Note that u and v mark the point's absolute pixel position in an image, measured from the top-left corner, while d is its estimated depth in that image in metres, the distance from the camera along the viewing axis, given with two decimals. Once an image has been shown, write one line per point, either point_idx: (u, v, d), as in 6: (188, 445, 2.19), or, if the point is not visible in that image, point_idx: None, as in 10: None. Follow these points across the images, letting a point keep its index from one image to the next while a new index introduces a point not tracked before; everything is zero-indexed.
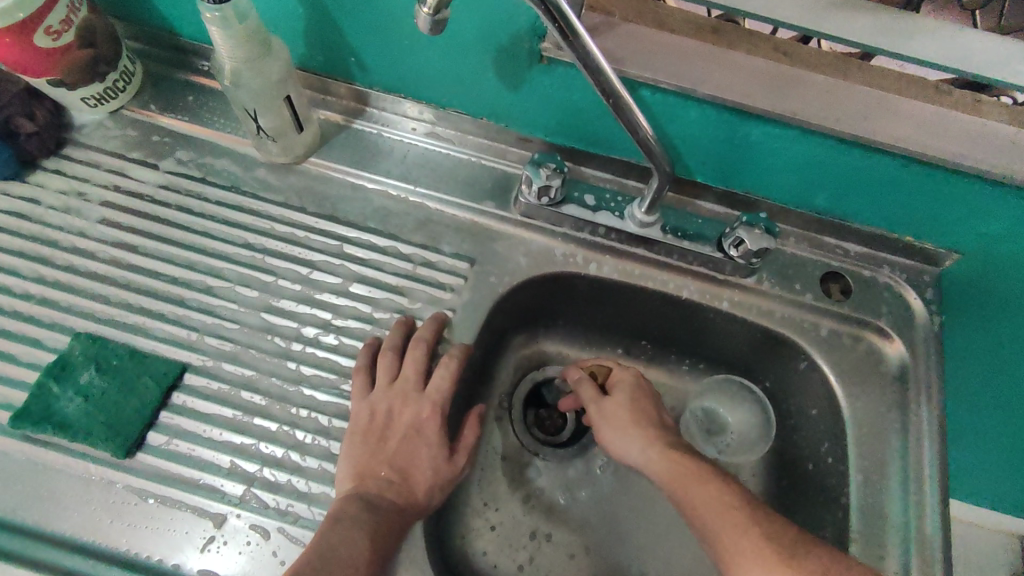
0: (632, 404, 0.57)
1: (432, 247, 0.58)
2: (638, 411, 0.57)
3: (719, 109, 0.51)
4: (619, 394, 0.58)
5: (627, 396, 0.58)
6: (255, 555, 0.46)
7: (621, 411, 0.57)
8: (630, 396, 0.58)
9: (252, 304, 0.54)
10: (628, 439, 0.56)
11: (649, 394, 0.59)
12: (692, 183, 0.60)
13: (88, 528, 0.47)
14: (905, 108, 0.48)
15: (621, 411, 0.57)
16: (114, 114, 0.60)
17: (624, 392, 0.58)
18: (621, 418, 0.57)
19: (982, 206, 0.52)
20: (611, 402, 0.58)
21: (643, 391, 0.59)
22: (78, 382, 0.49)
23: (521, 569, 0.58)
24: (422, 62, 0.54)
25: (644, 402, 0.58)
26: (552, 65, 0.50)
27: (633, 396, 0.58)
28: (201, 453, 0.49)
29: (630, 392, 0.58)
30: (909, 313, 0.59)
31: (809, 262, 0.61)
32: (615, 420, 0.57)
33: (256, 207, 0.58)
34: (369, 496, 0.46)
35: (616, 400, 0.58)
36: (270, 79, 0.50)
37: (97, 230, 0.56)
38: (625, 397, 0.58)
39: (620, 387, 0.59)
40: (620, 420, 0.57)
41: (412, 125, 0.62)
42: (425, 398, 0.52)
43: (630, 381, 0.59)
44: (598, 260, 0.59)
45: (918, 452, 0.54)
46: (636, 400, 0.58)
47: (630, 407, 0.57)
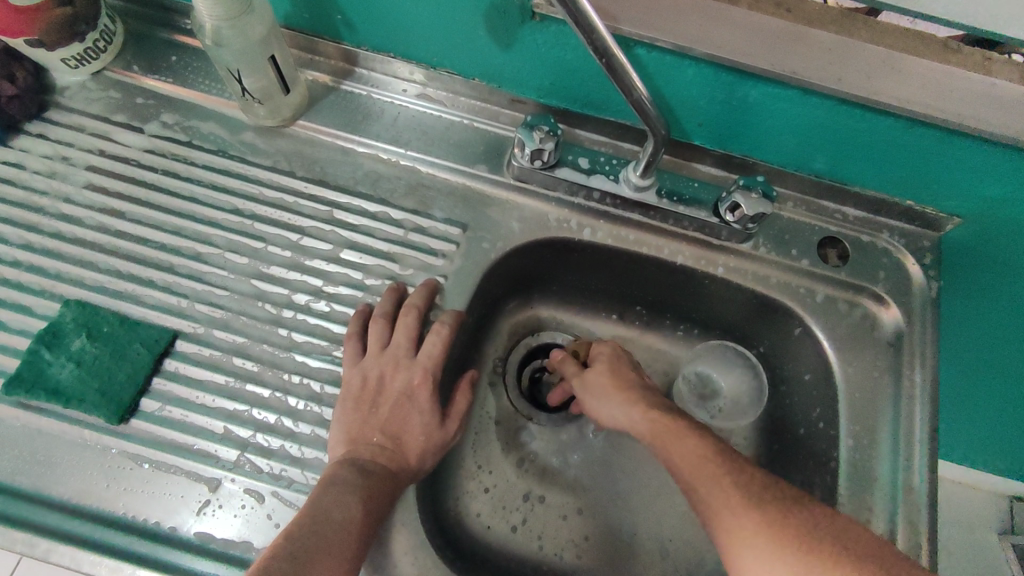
0: (611, 370, 0.56)
1: (424, 212, 0.57)
2: (620, 375, 0.55)
3: (717, 69, 0.49)
4: (599, 363, 0.56)
5: (606, 366, 0.56)
6: (250, 518, 0.47)
7: (602, 375, 0.55)
8: (609, 365, 0.56)
9: (242, 271, 0.54)
10: (609, 402, 0.54)
11: (630, 364, 0.58)
12: (690, 146, 0.58)
13: (86, 492, 0.48)
14: (911, 67, 0.46)
15: (602, 377, 0.55)
16: (96, 76, 0.59)
17: (604, 362, 0.57)
18: (601, 384, 0.55)
19: (985, 170, 0.50)
20: (592, 371, 0.56)
21: (622, 360, 0.57)
22: (69, 348, 0.49)
23: (514, 530, 0.59)
24: (410, 19, 0.52)
25: (624, 369, 0.56)
26: (545, 22, 0.48)
27: (612, 365, 0.56)
28: (194, 419, 0.49)
29: (611, 361, 0.57)
30: (906, 279, 0.58)
31: (807, 226, 0.60)
32: (597, 387, 0.55)
33: (243, 172, 0.57)
34: (360, 460, 0.46)
35: (596, 369, 0.56)
36: (252, 38, 0.48)
37: (83, 196, 0.55)
38: (605, 366, 0.56)
39: (598, 360, 0.57)
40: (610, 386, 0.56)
41: (403, 86, 0.60)
42: (416, 365, 0.52)
43: (608, 353, 0.58)
44: (592, 226, 0.58)
45: (910, 417, 0.54)
46: (616, 366, 0.56)
47: (609, 372, 0.55)
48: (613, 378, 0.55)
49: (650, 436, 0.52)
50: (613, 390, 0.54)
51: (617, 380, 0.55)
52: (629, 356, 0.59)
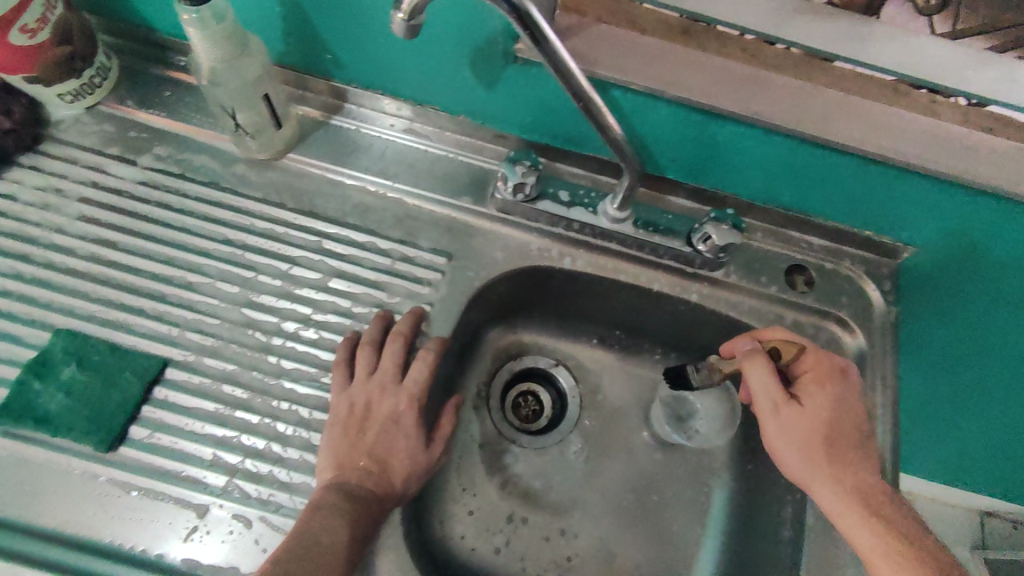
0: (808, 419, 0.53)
1: (410, 242, 0.59)
2: (833, 433, 0.53)
3: (688, 110, 0.52)
4: (815, 408, 0.53)
5: (818, 411, 0.53)
6: (238, 543, 0.48)
7: (813, 421, 0.53)
8: (829, 412, 0.53)
9: (232, 299, 0.55)
10: (816, 467, 0.52)
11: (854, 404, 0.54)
12: (663, 180, 0.62)
13: (73, 520, 0.48)
14: (862, 110, 0.51)
15: (812, 428, 0.53)
16: (91, 110, 0.60)
17: (819, 405, 0.53)
18: (811, 437, 0.53)
19: (937, 204, 0.54)
20: (808, 413, 0.53)
21: (839, 403, 0.54)
22: (60, 377, 0.50)
23: (498, 552, 0.61)
24: (400, 61, 0.55)
25: (840, 415, 0.53)
26: (526, 65, 0.51)
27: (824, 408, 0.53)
28: (183, 445, 0.50)
29: (828, 406, 0.53)
30: (868, 304, 0.61)
31: (774, 255, 0.63)
32: (801, 439, 0.53)
33: (234, 203, 0.59)
34: (348, 485, 0.47)
35: (808, 415, 0.53)
36: (248, 78, 0.51)
37: (75, 227, 0.57)
38: (823, 412, 0.53)
39: (816, 399, 0.54)
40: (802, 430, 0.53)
41: (391, 122, 0.62)
42: (402, 390, 0.53)
43: (825, 388, 0.54)
44: (573, 254, 0.61)
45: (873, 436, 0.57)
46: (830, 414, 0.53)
47: (827, 424, 0.53)
48: (826, 431, 0.53)
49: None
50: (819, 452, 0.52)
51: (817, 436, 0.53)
52: (848, 385, 0.54)
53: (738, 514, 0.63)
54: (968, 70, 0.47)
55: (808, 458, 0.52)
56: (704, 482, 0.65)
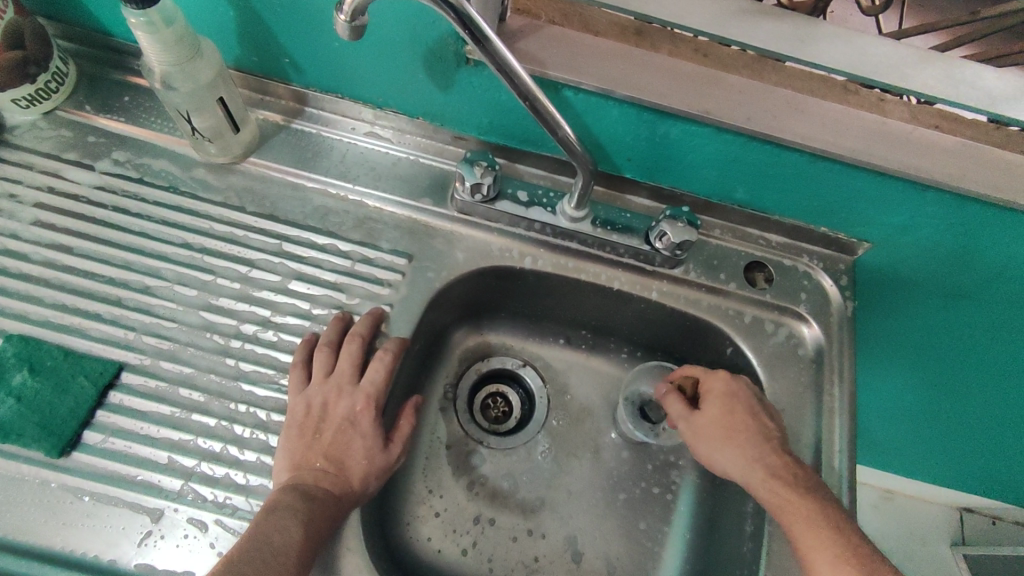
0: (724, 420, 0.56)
1: (371, 243, 0.59)
2: (733, 420, 0.55)
3: (639, 109, 0.53)
4: (711, 405, 0.57)
5: (719, 408, 0.56)
6: (193, 547, 0.47)
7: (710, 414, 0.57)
8: (722, 404, 0.56)
9: (190, 303, 0.55)
10: (726, 454, 0.55)
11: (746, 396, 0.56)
12: (622, 179, 0.62)
13: (23, 527, 0.47)
14: (810, 108, 0.52)
15: (713, 422, 0.56)
16: (48, 115, 0.60)
17: (715, 404, 0.57)
18: (712, 431, 0.56)
19: (886, 199, 0.55)
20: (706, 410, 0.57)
21: (737, 398, 0.56)
22: (11, 383, 0.50)
23: (465, 553, 0.61)
24: (355, 63, 0.55)
25: (736, 408, 0.56)
26: (478, 66, 0.51)
27: (726, 405, 0.56)
28: (138, 450, 0.50)
29: (723, 400, 0.56)
30: (825, 299, 0.62)
31: (733, 252, 0.64)
32: (709, 435, 0.56)
33: (192, 207, 0.59)
34: (303, 486, 0.47)
35: (708, 413, 0.57)
36: (201, 82, 0.51)
37: (30, 232, 0.56)
38: (718, 406, 0.56)
39: (710, 398, 0.57)
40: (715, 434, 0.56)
41: (352, 125, 0.63)
42: (360, 391, 0.53)
43: (719, 388, 0.57)
44: (534, 254, 0.62)
45: (831, 429, 0.58)
46: (726, 408, 0.56)
47: (723, 415, 0.56)
48: (723, 425, 0.56)
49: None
50: (724, 442, 0.55)
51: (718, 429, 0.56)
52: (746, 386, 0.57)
53: (704, 510, 0.63)
54: (909, 68, 0.48)
55: (721, 449, 0.55)
56: (670, 480, 0.65)
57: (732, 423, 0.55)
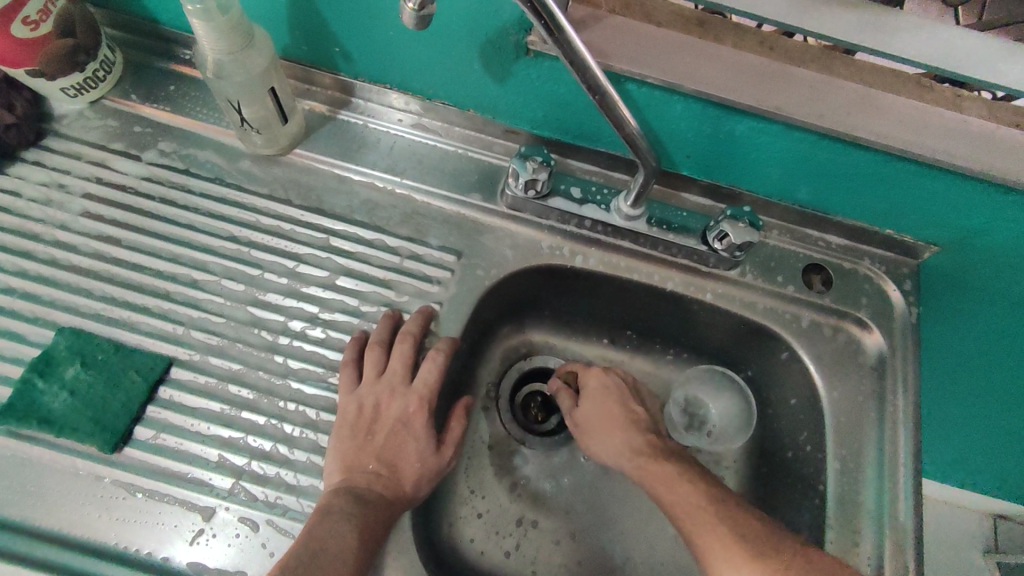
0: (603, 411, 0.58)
1: (419, 239, 0.58)
2: (607, 413, 0.58)
3: (706, 104, 0.51)
4: (588, 402, 0.59)
5: (593, 403, 0.59)
6: (244, 547, 0.47)
7: (590, 408, 0.59)
8: (598, 403, 0.59)
9: (238, 298, 0.54)
10: (602, 443, 0.57)
11: (619, 389, 0.60)
12: (677, 176, 0.60)
13: (76, 522, 0.47)
14: (886, 105, 0.49)
15: (591, 415, 0.58)
16: (95, 104, 0.59)
17: (593, 399, 0.59)
18: (592, 423, 0.58)
19: (961, 201, 0.53)
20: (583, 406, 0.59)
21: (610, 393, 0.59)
22: (63, 376, 0.49)
23: (508, 555, 0.60)
24: (408, 53, 0.53)
25: (611, 402, 0.59)
26: (538, 58, 0.49)
27: (600, 402, 0.59)
28: (188, 447, 0.49)
29: (600, 399, 0.59)
30: (887, 304, 0.60)
31: (791, 253, 0.61)
32: (591, 428, 0.58)
33: (240, 200, 0.58)
34: (357, 488, 0.47)
35: (589, 409, 0.59)
36: (253, 72, 0.49)
37: (79, 223, 0.56)
38: (592, 403, 0.59)
39: (587, 395, 0.60)
40: (602, 428, 0.58)
41: (399, 116, 0.61)
42: (412, 392, 0.52)
43: (596, 385, 0.60)
44: (584, 252, 0.60)
45: (894, 440, 0.55)
46: (604, 402, 0.59)
47: (598, 410, 0.58)
48: (601, 415, 0.58)
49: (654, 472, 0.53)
50: (604, 430, 0.57)
51: (610, 411, 0.58)
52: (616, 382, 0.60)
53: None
54: (1000, 62, 0.46)
55: (598, 437, 0.58)
56: None
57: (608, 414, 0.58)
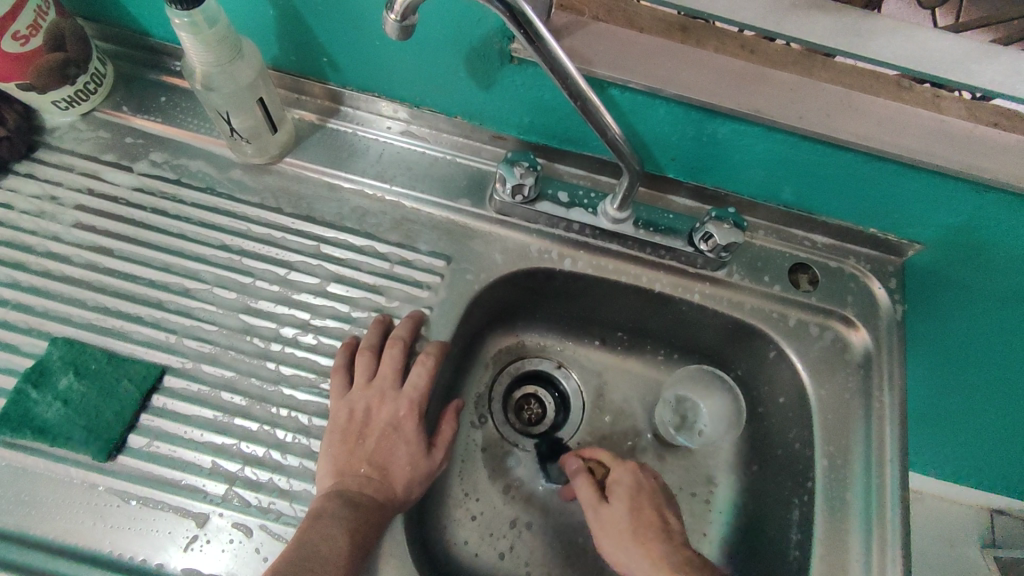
0: (631, 509, 0.55)
1: (408, 245, 0.59)
2: (642, 517, 0.54)
3: (687, 108, 0.51)
4: (618, 499, 0.56)
5: (627, 502, 0.55)
6: (238, 552, 0.47)
7: (624, 507, 0.55)
8: (628, 500, 0.55)
9: (230, 306, 0.55)
10: (632, 551, 0.53)
11: (655, 493, 0.57)
12: (663, 179, 0.61)
13: (70, 530, 0.48)
14: (865, 106, 0.50)
15: (621, 522, 0.54)
16: (86, 116, 0.60)
17: (624, 497, 0.56)
18: (619, 529, 0.54)
19: (942, 199, 0.53)
20: (614, 504, 0.56)
21: (641, 490, 0.56)
22: (57, 386, 0.50)
23: (503, 557, 0.60)
24: (395, 62, 0.54)
25: (645, 504, 0.55)
26: (522, 65, 0.50)
27: (633, 499, 0.55)
28: (182, 454, 0.50)
29: (629, 494, 0.56)
30: (873, 303, 0.61)
31: (777, 253, 0.62)
32: (615, 532, 0.54)
33: (231, 208, 0.58)
34: (348, 492, 0.47)
35: (616, 508, 0.55)
36: (242, 82, 0.50)
37: (72, 235, 0.56)
38: (625, 504, 0.55)
39: (618, 491, 0.56)
40: (619, 531, 0.54)
41: (388, 124, 0.62)
42: (403, 396, 0.53)
43: (629, 481, 0.57)
44: (573, 256, 0.60)
45: (880, 435, 0.56)
46: (636, 503, 0.55)
47: (629, 513, 0.55)
48: (635, 519, 0.54)
49: (682, 552, 0.52)
50: (638, 535, 0.53)
51: (648, 511, 0.55)
52: (650, 477, 0.58)
53: (733, 574, 0.61)
54: (974, 62, 0.46)
55: (625, 546, 0.54)
56: (709, 486, 0.64)
57: (640, 520, 0.54)
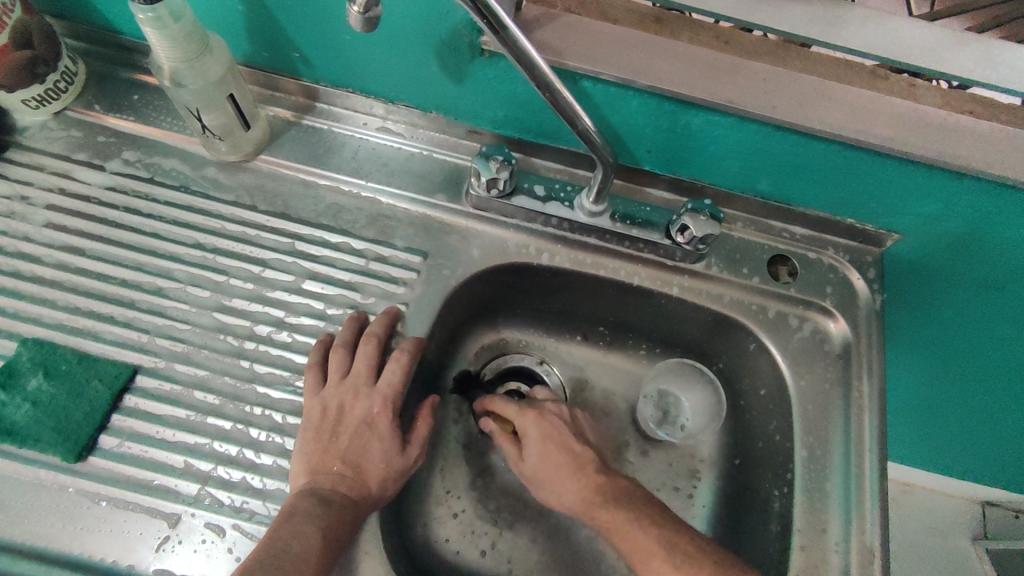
0: (544, 457, 0.56)
1: (384, 241, 0.58)
2: (554, 463, 0.55)
3: (660, 99, 0.51)
4: (531, 451, 0.56)
5: (537, 454, 0.56)
6: (210, 553, 0.47)
7: (537, 456, 0.56)
8: (540, 448, 0.56)
9: (203, 304, 0.54)
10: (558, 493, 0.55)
11: (559, 431, 0.57)
12: (641, 172, 0.61)
13: (41, 533, 0.47)
14: (837, 95, 0.50)
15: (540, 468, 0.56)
16: (58, 116, 0.59)
17: (535, 447, 0.56)
18: (544, 476, 0.56)
19: (917, 188, 0.53)
20: (528, 456, 0.57)
21: (547, 436, 0.56)
22: (26, 388, 0.49)
23: (484, 555, 0.60)
24: (367, 57, 0.54)
25: (553, 449, 0.56)
26: (493, 58, 0.50)
27: (542, 449, 0.56)
28: (154, 454, 0.49)
29: (538, 443, 0.56)
30: (853, 293, 0.60)
31: (756, 245, 0.62)
32: (543, 478, 0.56)
33: (204, 206, 0.58)
34: (320, 490, 0.47)
35: (534, 460, 0.56)
36: (210, 79, 0.49)
37: (43, 234, 0.56)
38: (536, 452, 0.56)
39: (528, 442, 0.57)
40: (545, 476, 0.56)
41: (364, 120, 0.61)
42: (377, 392, 0.52)
43: (533, 432, 0.57)
44: (550, 250, 0.60)
45: (860, 426, 0.56)
46: (545, 451, 0.56)
47: (544, 459, 0.56)
48: (548, 465, 0.55)
49: None
50: (556, 478, 0.55)
51: (555, 458, 0.55)
52: (553, 416, 0.57)
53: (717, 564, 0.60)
54: (945, 50, 0.46)
55: (555, 489, 0.55)
56: (693, 481, 0.64)
57: (557, 466, 0.55)
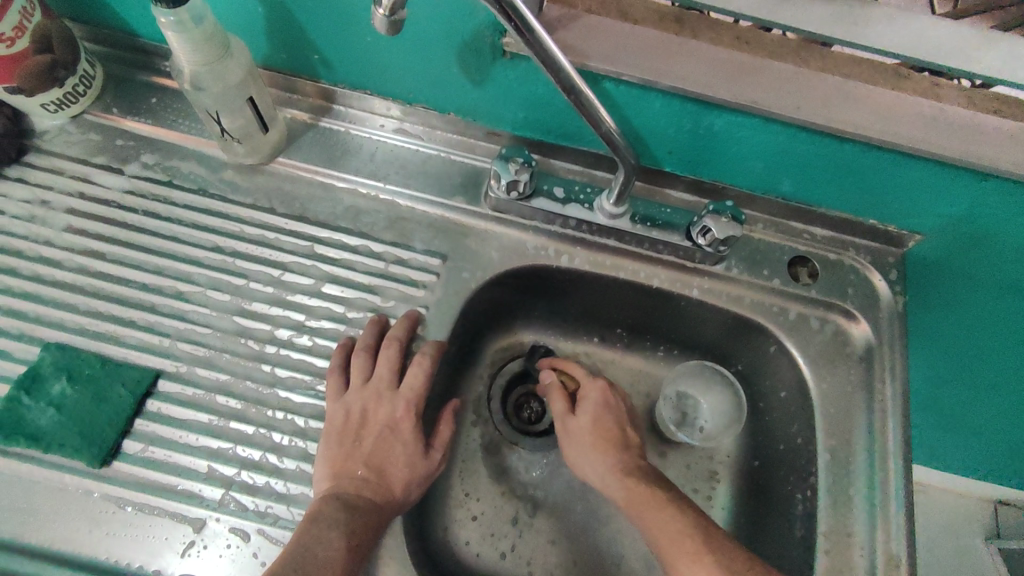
0: (595, 424, 0.57)
1: (403, 244, 0.58)
2: (603, 431, 0.57)
3: (683, 100, 0.51)
4: (584, 412, 0.58)
5: (591, 416, 0.58)
6: (236, 558, 0.47)
7: (590, 420, 0.58)
8: (594, 415, 0.58)
9: (224, 308, 0.54)
10: (590, 460, 0.56)
11: (619, 410, 0.59)
12: (661, 173, 0.60)
13: (66, 538, 0.47)
14: (862, 95, 0.49)
15: (584, 432, 0.57)
16: (76, 119, 0.59)
17: (590, 412, 0.58)
18: (582, 439, 0.57)
19: (942, 188, 0.53)
20: (580, 414, 0.58)
21: (607, 408, 0.58)
22: (50, 393, 0.49)
23: (504, 557, 0.59)
24: (386, 58, 0.53)
25: (608, 420, 0.58)
26: (515, 59, 0.50)
27: (598, 415, 0.58)
28: (178, 458, 0.49)
29: (596, 410, 0.58)
30: (874, 295, 0.60)
31: (776, 246, 0.61)
32: (578, 442, 0.57)
33: (224, 210, 0.58)
34: (344, 495, 0.47)
35: (581, 421, 0.58)
36: (230, 82, 0.49)
37: (64, 239, 0.56)
38: (589, 416, 0.58)
39: (585, 405, 0.58)
40: (582, 440, 0.57)
41: (381, 122, 0.61)
42: (399, 396, 0.52)
43: (595, 398, 0.59)
44: (569, 252, 0.60)
45: (884, 429, 0.55)
46: (600, 419, 0.58)
47: (591, 425, 0.57)
48: (597, 432, 0.57)
49: None
50: (597, 451, 0.56)
51: (607, 428, 0.57)
52: (618, 395, 0.60)
53: None
54: (972, 49, 0.46)
55: (585, 455, 0.57)
56: (713, 483, 0.64)
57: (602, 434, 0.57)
